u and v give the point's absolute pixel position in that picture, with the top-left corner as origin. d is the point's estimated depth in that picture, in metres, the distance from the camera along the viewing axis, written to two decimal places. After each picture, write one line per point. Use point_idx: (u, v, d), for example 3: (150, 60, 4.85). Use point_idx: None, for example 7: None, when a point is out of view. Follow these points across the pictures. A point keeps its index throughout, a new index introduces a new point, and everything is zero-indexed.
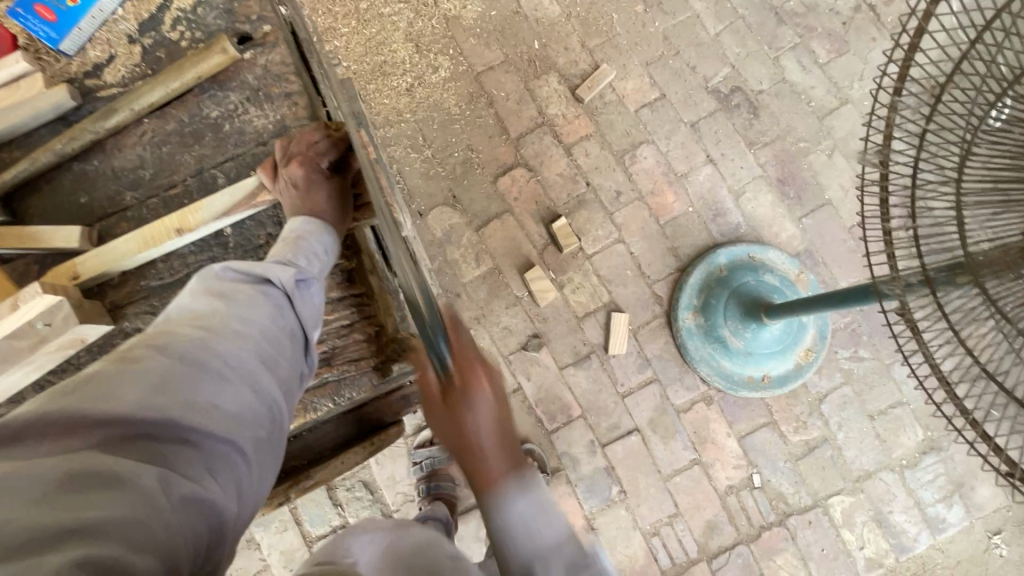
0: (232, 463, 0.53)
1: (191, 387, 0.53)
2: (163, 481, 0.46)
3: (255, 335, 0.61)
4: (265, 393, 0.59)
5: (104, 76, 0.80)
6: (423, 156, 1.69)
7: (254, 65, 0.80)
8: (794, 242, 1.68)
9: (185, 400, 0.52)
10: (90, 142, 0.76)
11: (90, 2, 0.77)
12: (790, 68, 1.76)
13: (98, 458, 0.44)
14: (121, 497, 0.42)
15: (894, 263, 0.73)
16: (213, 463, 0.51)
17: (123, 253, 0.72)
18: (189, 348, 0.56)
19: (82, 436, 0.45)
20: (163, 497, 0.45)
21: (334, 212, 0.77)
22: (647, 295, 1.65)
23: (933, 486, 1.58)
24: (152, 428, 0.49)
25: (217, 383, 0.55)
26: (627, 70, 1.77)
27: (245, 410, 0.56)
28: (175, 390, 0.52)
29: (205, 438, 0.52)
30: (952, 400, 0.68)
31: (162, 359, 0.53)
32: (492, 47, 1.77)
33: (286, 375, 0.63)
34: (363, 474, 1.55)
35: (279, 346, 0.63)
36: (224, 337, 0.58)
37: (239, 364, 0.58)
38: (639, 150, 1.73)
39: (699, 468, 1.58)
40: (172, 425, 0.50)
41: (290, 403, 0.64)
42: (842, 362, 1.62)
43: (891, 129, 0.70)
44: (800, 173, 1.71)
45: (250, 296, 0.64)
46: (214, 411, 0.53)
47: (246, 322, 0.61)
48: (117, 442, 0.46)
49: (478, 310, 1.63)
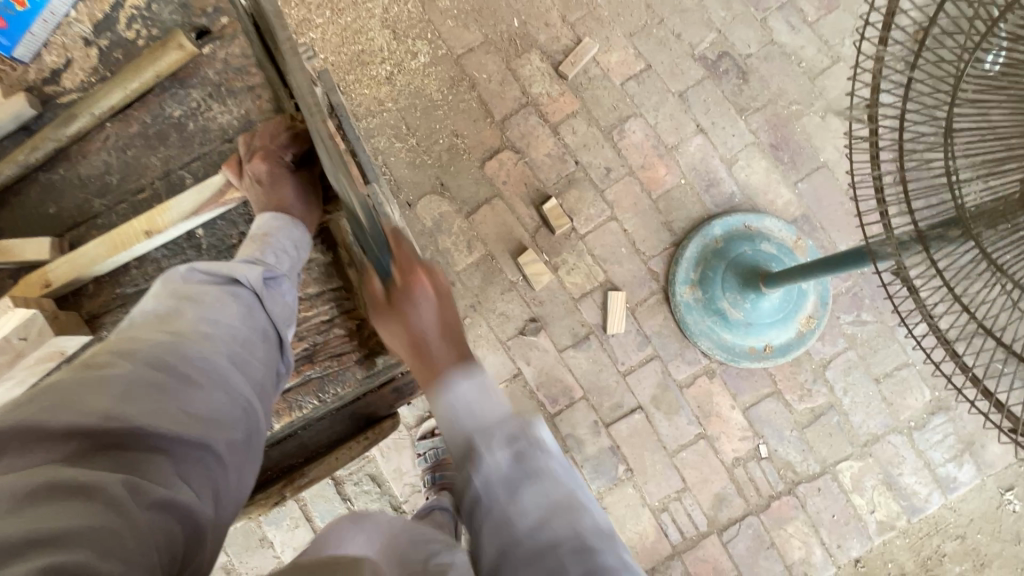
0: (205, 467, 0.52)
1: (160, 393, 0.52)
2: (132, 488, 0.45)
3: (225, 338, 0.60)
4: (239, 396, 0.58)
5: (63, 82, 0.78)
6: (408, 145, 1.67)
7: (214, 60, 0.78)
8: (791, 208, 1.65)
9: (155, 406, 0.51)
10: (54, 150, 0.74)
11: (42, 4, 0.75)
12: (778, 29, 1.71)
13: (62, 469, 0.43)
14: (88, 508, 0.41)
15: (885, 222, 0.71)
16: (184, 468, 0.50)
17: (93, 260, 0.71)
18: (156, 351, 0.55)
19: (46, 448, 0.45)
20: (131, 504, 0.44)
21: (301, 205, 0.76)
22: (643, 272, 1.63)
23: (943, 446, 1.57)
24: (121, 438, 0.48)
25: (188, 388, 0.54)
26: (610, 42, 1.72)
27: (219, 414, 0.55)
28: (146, 396, 0.51)
29: (175, 443, 0.51)
30: (952, 358, 0.66)
31: (130, 365, 0.52)
32: (471, 28, 1.73)
33: (260, 377, 0.63)
34: (369, 468, 1.56)
35: (251, 349, 0.63)
36: (192, 340, 0.58)
37: (210, 368, 0.57)
38: (627, 124, 1.69)
39: (705, 442, 1.57)
40: (141, 432, 0.49)
41: (265, 405, 0.63)
42: (845, 327, 1.60)
43: (877, 81, 0.66)
44: (794, 137, 1.67)
45: (218, 296, 0.63)
46: (186, 415, 0.52)
47: (214, 326, 0.60)
48: (81, 452, 0.45)
49: (473, 298, 1.62)
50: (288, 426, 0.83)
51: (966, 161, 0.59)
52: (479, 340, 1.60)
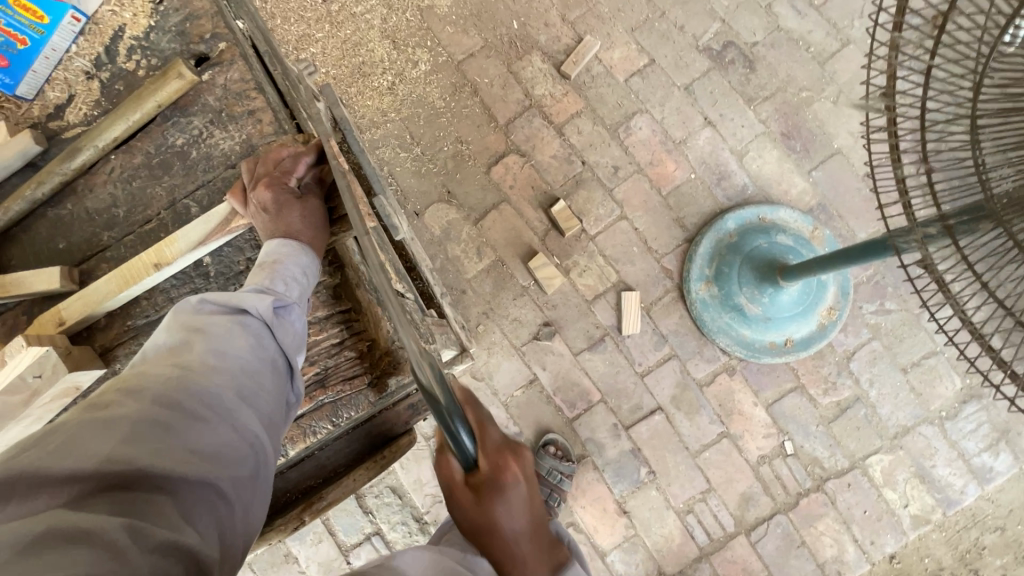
0: (212, 506, 0.51)
1: (167, 431, 0.52)
2: (135, 532, 0.43)
3: (233, 371, 0.60)
4: (246, 432, 0.58)
5: (67, 116, 0.78)
6: (413, 155, 1.66)
7: (214, 86, 0.77)
8: (806, 197, 1.61)
9: (162, 446, 0.50)
10: (60, 184, 0.75)
11: (42, 40, 0.75)
12: (784, 15, 1.67)
13: (64, 514, 0.42)
14: (92, 556, 0.40)
15: (907, 214, 0.67)
16: (192, 507, 0.49)
17: (105, 296, 0.72)
18: (163, 388, 0.55)
19: (50, 492, 0.43)
20: (135, 551, 0.42)
21: (308, 230, 0.75)
22: (657, 271, 1.60)
23: (977, 435, 1.52)
24: (125, 479, 0.47)
25: (193, 425, 0.54)
26: (611, 39, 1.69)
27: (225, 450, 0.55)
28: (152, 435, 0.51)
29: (181, 482, 0.50)
30: (988, 353, 0.62)
31: (138, 402, 0.52)
32: (471, 33, 1.72)
33: (267, 410, 0.63)
34: (390, 480, 1.56)
35: (258, 380, 0.63)
36: (200, 375, 0.58)
37: (216, 401, 0.57)
38: (633, 121, 1.66)
39: (728, 441, 1.54)
40: (147, 472, 0.48)
41: (272, 437, 0.63)
42: (868, 317, 1.55)
43: (892, 68, 0.63)
44: (806, 125, 1.63)
45: (228, 326, 0.63)
46: (192, 454, 0.52)
47: (223, 359, 0.60)
48: (87, 496, 0.44)
49: (485, 305, 1.60)
50: (304, 451, 0.83)
51: (991, 147, 0.56)
52: (493, 347, 1.59)
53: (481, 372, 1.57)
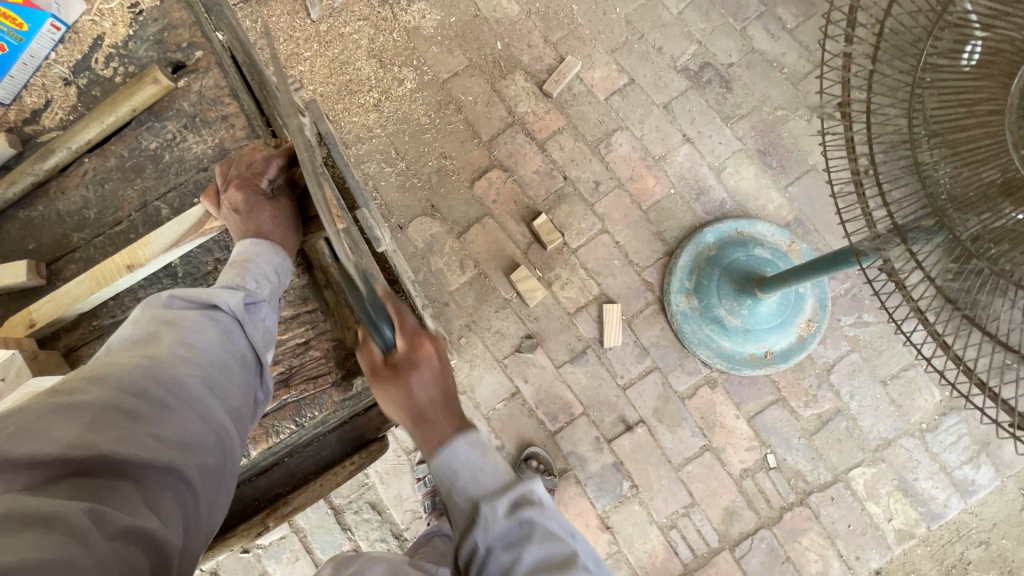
0: (175, 495, 0.51)
1: (132, 420, 0.51)
2: (96, 517, 0.44)
3: (203, 363, 0.60)
4: (213, 422, 0.58)
5: (43, 121, 0.80)
6: (398, 170, 1.69)
7: (189, 92, 0.79)
8: (782, 212, 1.64)
9: (127, 432, 0.50)
10: (31, 185, 0.76)
11: (21, 47, 0.77)
12: (758, 38, 1.73)
13: (23, 498, 0.42)
14: (51, 539, 0.40)
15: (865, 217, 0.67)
16: (153, 496, 0.49)
17: (75, 298, 0.72)
18: (129, 377, 0.54)
19: (9, 477, 0.43)
20: (96, 534, 0.43)
21: (279, 232, 0.76)
22: (637, 283, 1.61)
23: (957, 448, 1.52)
24: (86, 465, 0.47)
25: (159, 413, 0.54)
26: (592, 59, 1.74)
27: (190, 440, 0.55)
28: (117, 422, 0.50)
29: (145, 470, 0.50)
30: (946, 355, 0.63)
31: (104, 388, 0.52)
32: (456, 53, 1.76)
33: (235, 403, 0.62)
34: (370, 495, 1.53)
35: (228, 373, 0.63)
36: (168, 364, 0.57)
37: (183, 391, 0.57)
38: (614, 138, 1.70)
39: (710, 454, 1.53)
40: (109, 458, 0.48)
41: (239, 431, 0.62)
42: (846, 329, 1.57)
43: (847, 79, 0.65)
44: (781, 142, 1.67)
45: (199, 319, 0.63)
46: (157, 442, 0.52)
47: (192, 351, 0.60)
48: (47, 481, 0.44)
49: (468, 318, 1.61)
50: (269, 456, 0.83)
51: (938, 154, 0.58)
52: (475, 359, 1.59)
53: (463, 385, 1.56)
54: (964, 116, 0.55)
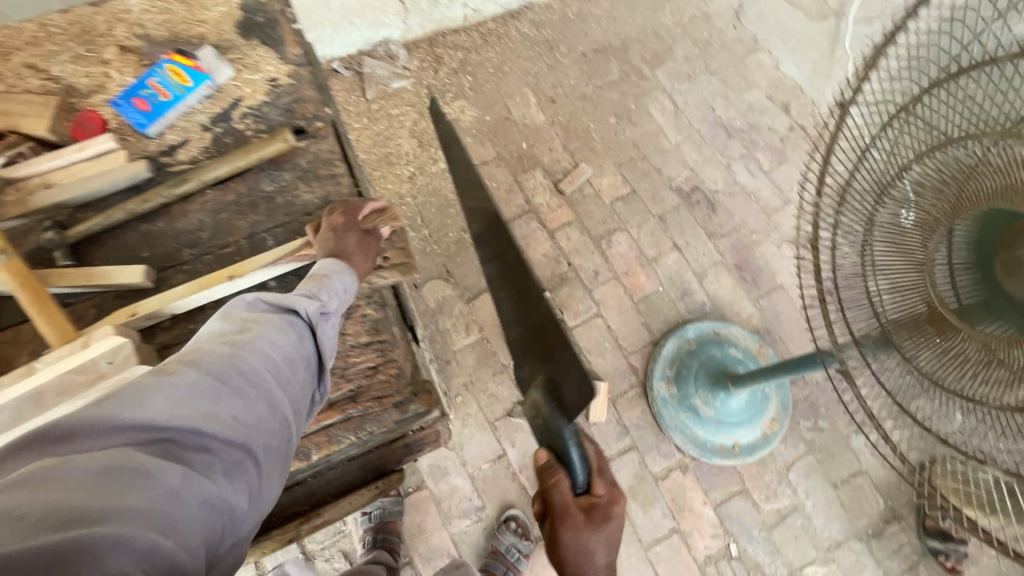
0: (243, 466, 0.62)
1: (216, 399, 0.63)
2: (184, 477, 0.55)
3: (276, 358, 0.72)
4: (277, 410, 0.69)
5: (177, 155, 0.95)
6: (421, 235, 1.87)
7: (307, 152, 0.97)
8: (754, 320, 1.87)
9: (210, 410, 0.62)
10: (159, 205, 0.90)
11: (180, 97, 0.95)
12: (740, 174, 2.06)
13: (131, 454, 0.53)
14: (148, 492, 0.51)
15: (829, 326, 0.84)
16: (227, 465, 0.61)
17: (176, 296, 0.84)
18: (217, 363, 0.66)
19: (121, 434, 0.55)
20: (181, 492, 0.54)
21: (356, 258, 0.88)
22: (623, 366, 1.78)
23: (899, 556, 1.65)
24: (177, 433, 0.58)
25: (238, 397, 0.65)
26: (602, 169, 2.04)
27: (259, 422, 0.66)
28: (205, 400, 0.62)
29: (221, 442, 0.61)
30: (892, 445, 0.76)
31: (202, 366, 0.64)
32: (486, 146, 2.03)
33: (297, 396, 0.74)
34: (345, 542, 1.55)
35: (294, 371, 0.74)
36: (249, 356, 0.69)
37: (258, 377, 0.68)
38: (614, 236, 1.94)
39: (678, 537, 1.63)
40: (195, 430, 0.59)
41: (297, 420, 0.74)
42: (805, 432, 1.74)
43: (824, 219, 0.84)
44: (755, 261, 1.94)
45: (285, 321, 0.76)
46: (233, 421, 0.63)
47: (269, 347, 0.72)
48: (147, 443, 0.56)
49: (466, 377, 1.72)
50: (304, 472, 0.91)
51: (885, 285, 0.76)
52: (468, 418, 1.68)
53: (453, 441, 1.65)
54: (903, 261, 0.74)
